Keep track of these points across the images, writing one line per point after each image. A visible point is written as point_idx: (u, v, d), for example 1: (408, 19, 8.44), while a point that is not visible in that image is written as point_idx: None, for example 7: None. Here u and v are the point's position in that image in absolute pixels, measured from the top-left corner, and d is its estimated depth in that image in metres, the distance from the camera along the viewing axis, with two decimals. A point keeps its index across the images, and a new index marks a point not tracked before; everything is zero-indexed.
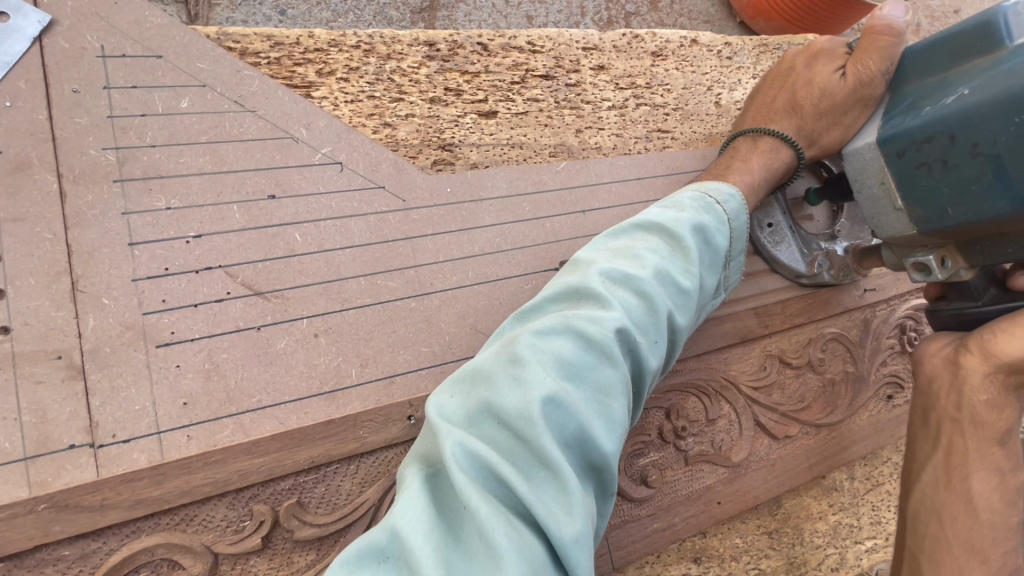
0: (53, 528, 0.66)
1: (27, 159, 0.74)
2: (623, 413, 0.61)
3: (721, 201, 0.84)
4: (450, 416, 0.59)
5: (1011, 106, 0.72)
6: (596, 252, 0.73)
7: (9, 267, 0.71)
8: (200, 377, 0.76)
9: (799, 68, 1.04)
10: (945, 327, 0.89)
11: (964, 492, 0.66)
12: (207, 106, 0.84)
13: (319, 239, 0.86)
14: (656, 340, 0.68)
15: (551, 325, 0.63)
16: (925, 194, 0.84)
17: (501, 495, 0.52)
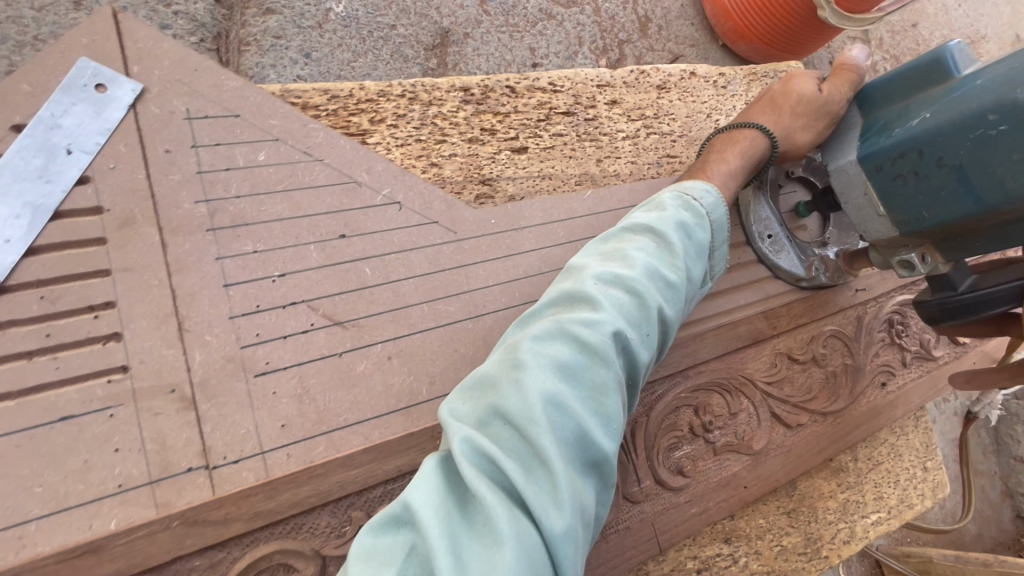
0: (185, 541, 0.75)
1: (132, 215, 0.83)
2: (616, 409, 0.70)
3: (699, 197, 0.94)
4: (465, 418, 0.69)
5: (965, 124, 0.87)
6: (587, 261, 0.83)
7: (123, 312, 0.80)
8: (294, 401, 0.85)
9: (776, 88, 1.16)
10: (931, 316, 1.00)
11: None
12: (281, 157, 0.94)
13: (386, 272, 0.96)
14: (641, 340, 0.77)
15: (547, 333, 0.72)
16: (904, 201, 0.99)
17: (503, 484, 0.62)
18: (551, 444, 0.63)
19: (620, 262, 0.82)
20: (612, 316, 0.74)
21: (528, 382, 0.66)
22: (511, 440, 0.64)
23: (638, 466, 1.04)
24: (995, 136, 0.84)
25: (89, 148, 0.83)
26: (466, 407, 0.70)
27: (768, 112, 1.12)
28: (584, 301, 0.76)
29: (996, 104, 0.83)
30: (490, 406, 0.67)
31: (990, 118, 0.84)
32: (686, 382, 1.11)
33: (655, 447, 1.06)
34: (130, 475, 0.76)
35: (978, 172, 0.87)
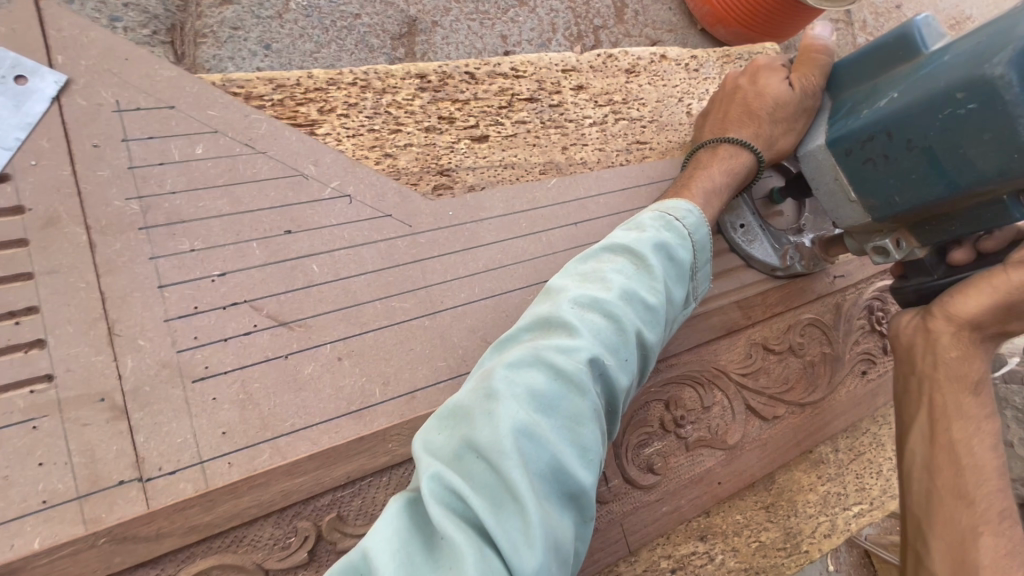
0: (114, 559, 0.71)
1: (56, 214, 0.78)
2: (594, 441, 0.66)
3: (681, 218, 0.90)
4: (434, 452, 0.64)
5: (934, 104, 0.83)
6: (565, 281, 0.79)
7: (47, 317, 0.76)
8: (236, 407, 0.81)
9: (744, 85, 1.11)
10: (908, 302, 1.00)
11: (947, 442, 0.75)
12: (220, 151, 0.89)
13: (335, 268, 0.91)
14: (621, 366, 0.73)
15: (522, 360, 0.68)
16: (874, 186, 0.95)
17: (473, 525, 0.57)
18: (524, 481, 0.58)
19: (600, 281, 0.77)
20: (589, 342, 0.70)
21: (501, 415, 0.61)
22: (482, 476, 0.59)
23: (606, 464, 1.00)
24: (964, 115, 0.80)
25: (8, 144, 0.78)
26: (438, 441, 0.66)
27: (745, 123, 1.08)
28: (561, 325, 0.72)
29: (965, 82, 0.79)
30: (461, 440, 0.63)
31: (959, 97, 0.80)
32: (655, 376, 1.07)
33: (624, 445, 1.02)
34: (55, 490, 0.72)
35: (948, 153, 0.83)
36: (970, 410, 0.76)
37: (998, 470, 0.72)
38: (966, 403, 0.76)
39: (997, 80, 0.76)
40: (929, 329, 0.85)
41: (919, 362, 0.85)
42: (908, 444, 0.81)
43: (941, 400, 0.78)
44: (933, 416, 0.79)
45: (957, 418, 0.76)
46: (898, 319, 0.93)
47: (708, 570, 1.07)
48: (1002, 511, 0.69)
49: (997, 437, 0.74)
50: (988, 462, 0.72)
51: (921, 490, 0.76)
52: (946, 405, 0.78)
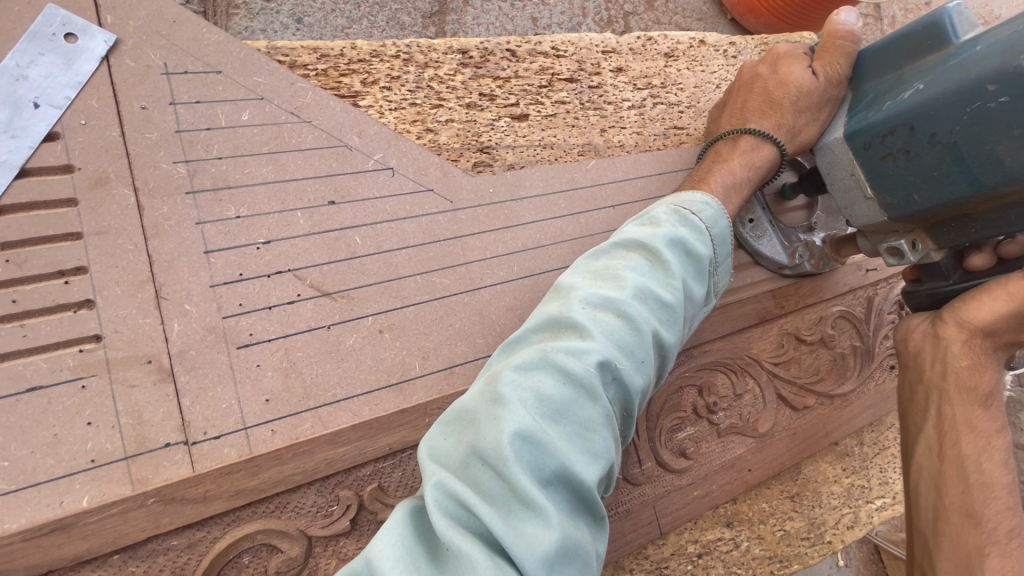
0: (163, 519, 0.70)
1: (104, 174, 0.78)
2: (606, 447, 0.62)
3: (696, 211, 0.84)
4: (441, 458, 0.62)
5: (962, 97, 0.78)
6: (576, 279, 0.75)
7: (96, 277, 0.75)
8: (280, 374, 0.81)
9: (764, 74, 1.05)
10: (920, 306, 0.96)
11: (956, 457, 0.75)
12: (266, 118, 0.88)
13: (377, 241, 0.91)
14: (636, 367, 0.69)
15: (530, 364, 0.64)
16: (894, 183, 0.90)
17: (481, 533, 0.54)
18: (532, 488, 0.55)
19: (612, 280, 0.73)
20: (601, 343, 0.66)
21: (507, 421, 0.58)
22: (488, 484, 0.56)
23: (640, 446, 1.00)
24: (994, 109, 0.75)
25: (57, 103, 0.77)
26: (445, 446, 0.63)
27: (768, 113, 1.00)
28: (572, 327, 0.68)
29: (996, 74, 0.74)
30: (467, 447, 0.60)
31: (989, 90, 0.75)
32: (689, 361, 1.07)
33: (657, 428, 1.02)
34: (103, 450, 0.72)
35: (974, 150, 0.78)
36: (981, 423, 0.76)
37: (1007, 486, 0.72)
38: (978, 417, 0.76)
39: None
40: (938, 336, 0.84)
41: (927, 369, 0.84)
42: (915, 457, 0.81)
43: (951, 412, 0.78)
44: (942, 429, 0.78)
45: (968, 431, 0.75)
46: (907, 321, 0.92)
47: (734, 556, 1.08)
48: (1010, 530, 0.69)
49: (1006, 453, 0.74)
50: (997, 480, 0.72)
51: (929, 506, 0.76)
52: (956, 419, 0.77)
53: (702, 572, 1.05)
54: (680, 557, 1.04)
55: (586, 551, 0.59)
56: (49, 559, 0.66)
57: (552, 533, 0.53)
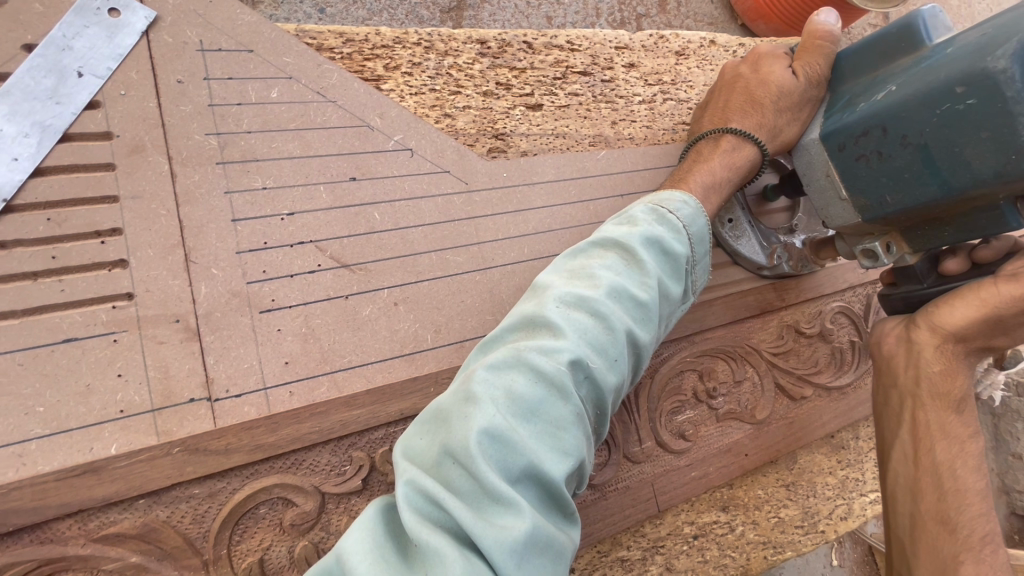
0: (186, 468, 0.74)
1: (141, 142, 0.82)
2: (576, 444, 0.65)
3: (674, 210, 0.86)
4: (418, 456, 0.65)
5: (932, 99, 0.78)
6: (553, 279, 0.77)
7: (130, 239, 0.79)
8: (299, 339, 0.85)
9: (745, 74, 1.05)
10: (895, 310, 0.97)
11: (930, 463, 0.78)
12: (294, 97, 0.92)
13: (395, 218, 0.95)
14: (608, 365, 0.71)
15: (502, 363, 0.67)
16: (866, 184, 0.90)
17: (453, 528, 0.57)
18: (501, 484, 0.58)
19: (587, 280, 0.76)
20: (573, 343, 0.69)
21: (477, 419, 0.61)
22: (460, 481, 0.59)
23: (640, 426, 1.03)
24: (963, 110, 0.76)
25: (99, 73, 0.81)
26: (422, 444, 0.66)
27: (748, 112, 1.01)
28: (545, 327, 0.71)
29: (964, 76, 0.75)
30: (441, 445, 0.63)
31: (958, 92, 0.76)
32: (691, 347, 1.10)
33: (658, 410, 1.05)
34: (132, 401, 0.75)
35: (943, 151, 0.79)
36: (955, 429, 0.79)
37: (979, 492, 0.75)
38: (950, 422, 0.79)
39: (999, 74, 0.72)
40: (912, 341, 0.86)
41: (901, 377, 0.86)
42: (892, 463, 0.84)
43: (924, 418, 0.81)
44: (917, 435, 0.81)
45: (942, 437, 0.79)
46: (881, 325, 0.95)
47: (728, 540, 1.11)
48: (983, 536, 0.72)
49: (979, 456, 0.78)
50: (970, 486, 0.75)
51: (905, 512, 0.79)
52: (930, 424, 0.80)
53: (697, 553, 1.08)
54: (676, 537, 1.07)
55: (559, 543, 0.62)
56: (80, 499, 0.69)
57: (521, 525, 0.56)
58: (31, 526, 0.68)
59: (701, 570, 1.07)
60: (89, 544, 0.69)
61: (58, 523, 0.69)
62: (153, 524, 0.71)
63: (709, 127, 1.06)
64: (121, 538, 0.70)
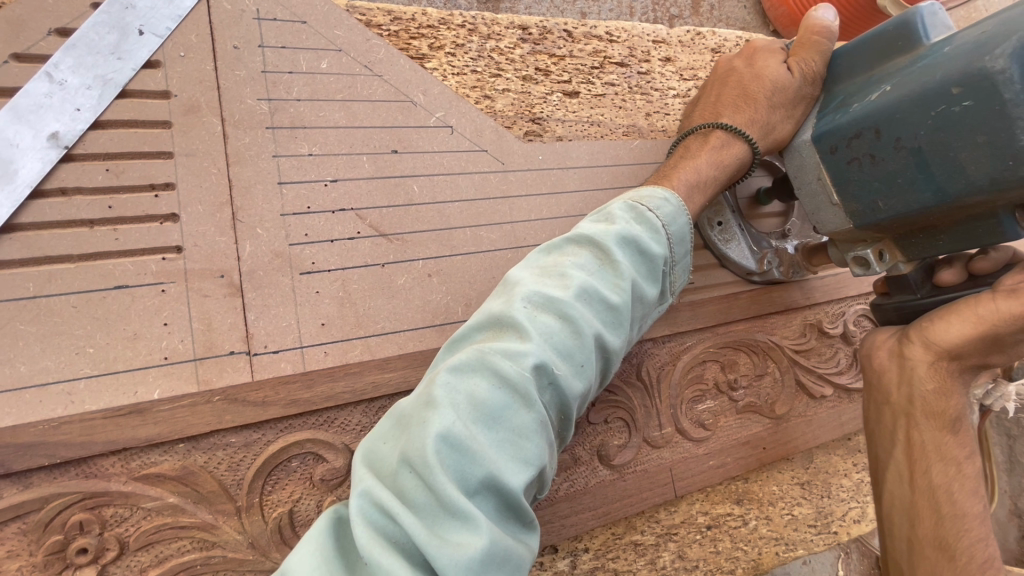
0: (225, 416, 0.76)
1: (196, 103, 0.85)
2: (538, 454, 0.62)
3: (654, 207, 0.82)
4: (377, 462, 0.61)
5: (928, 99, 0.74)
6: (523, 277, 0.74)
7: (182, 194, 0.82)
8: (335, 302, 0.87)
9: (739, 67, 1.00)
10: (887, 320, 0.91)
11: (926, 487, 0.75)
12: (342, 68, 0.95)
13: (433, 192, 0.97)
14: (574, 371, 0.68)
15: (464, 365, 0.63)
16: (858, 188, 0.86)
17: (408, 543, 0.54)
18: (458, 497, 0.55)
19: (558, 280, 0.72)
20: (539, 348, 0.65)
21: (434, 426, 0.57)
22: (415, 494, 0.56)
23: (660, 411, 1.04)
24: (959, 113, 0.71)
25: (159, 32, 0.84)
26: (381, 449, 0.62)
27: (740, 108, 0.95)
28: (512, 328, 0.68)
29: (961, 76, 0.70)
30: (398, 453, 0.59)
31: (954, 93, 0.71)
32: (715, 337, 1.11)
33: (679, 397, 1.06)
34: (176, 349, 0.78)
35: (938, 156, 0.74)
36: (951, 450, 0.76)
37: (979, 515, 0.73)
38: (946, 443, 0.76)
39: (998, 74, 0.67)
40: (904, 355, 0.81)
41: (893, 393, 0.83)
42: (886, 485, 0.81)
43: (919, 439, 0.78)
44: (912, 456, 0.78)
45: (938, 460, 0.76)
46: (872, 337, 0.90)
47: (742, 533, 1.11)
48: (983, 561, 0.70)
49: (976, 477, 0.75)
50: (970, 511, 0.73)
51: (903, 535, 0.77)
52: (924, 444, 0.77)
53: (710, 543, 1.08)
54: (689, 526, 1.08)
55: (518, 556, 0.59)
56: (124, 437, 0.71)
57: (477, 541, 0.53)
58: (79, 460, 0.70)
59: (714, 561, 1.06)
60: (130, 482, 0.71)
61: (103, 459, 0.71)
62: (191, 467, 0.74)
63: (699, 121, 1.00)
64: (162, 478, 0.73)
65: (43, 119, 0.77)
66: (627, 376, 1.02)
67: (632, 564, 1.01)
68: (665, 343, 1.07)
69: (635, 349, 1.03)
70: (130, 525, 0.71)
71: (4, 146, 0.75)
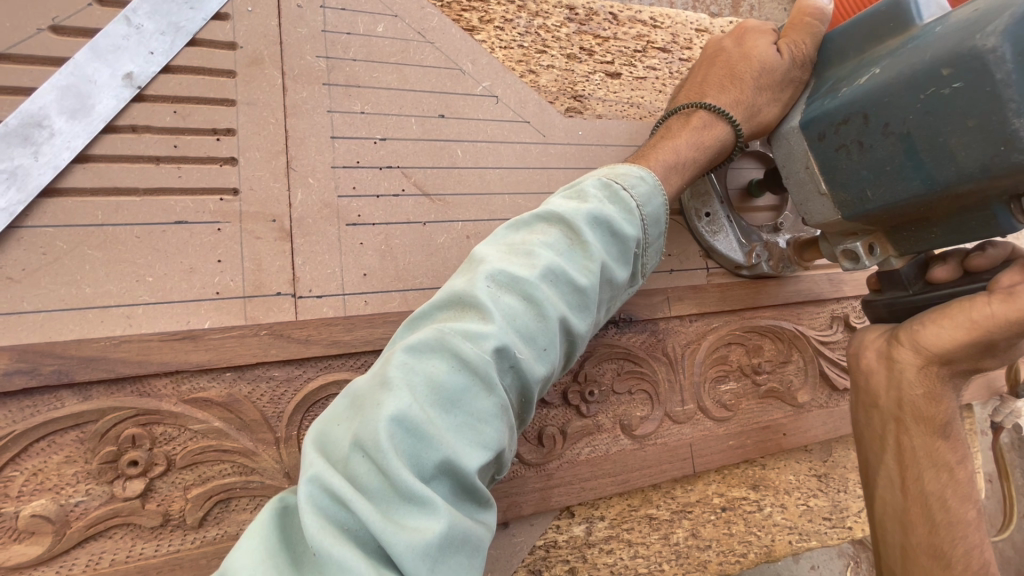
0: (270, 350, 0.79)
1: (259, 56, 0.89)
2: (499, 439, 0.56)
3: (629, 186, 0.73)
4: (325, 446, 0.54)
5: (918, 82, 0.68)
6: (490, 251, 0.65)
7: (241, 140, 0.86)
8: (378, 255, 0.90)
9: (727, 48, 0.93)
10: (878, 318, 0.87)
11: (919, 495, 0.73)
12: (397, 33, 0.98)
13: (476, 157, 1.00)
14: (537, 356, 0.61)
15: (422, 342, 0.56)
16: (845, 178, 0.79)
17: (360, 534, 0.47)
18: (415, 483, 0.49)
19: (529, 256, 0.64)
20: (505, 327, 0.58)
21: (387, 407, 0.51)
22: (367, 480, 0.49)
23: (684, 387, 1.06)
24: (948, 95, 0.65)
25: None
26: (331, 432, 0.55)
27: (727, 88, 0.88)
28: (473, 308, 0.60)
29: (950, 56, 0.64)
30: (349, 436, 0.52)
31: (945, 74, 0.65)
32: (742, 321, 1.12)
33: (702, 375, 1.07)
34: (227, 285, 0.82)
35: (927, 142, 0.68)
36: (943, 456, 0.73)
37: (973, 523, 0.72)
38: (939, 449, 0.73)
39: (988, 54, 0.61)
40: (893, 358, 0.77)
41: (881, 395, 0.78)
42: (877, 489, 0.79)
43: (909, 445, 0.75)
44: (903, 462, 0.75)
45: (929, 467, 0.73)
46: (861, 335, 0.85)
47: (756, 518, 1.11)
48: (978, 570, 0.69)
49: (966, 484, 0.73)
50: (964, 517, 0.71)
51: (895, 544, 0.75)
52: (916, 451, 0.74)
53: (724, 525, 1.08)
54: (705, 506, 1.08)
55: (478, 541, 0.54)
56: (176, 361, 0.75)
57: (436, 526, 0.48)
58: (132, 379, 0.73)
59: (725, 542, 1.07)
60: (180, 403, 0.75)
61: (156, 379, 0.75)
62: (237, 396, 0.78)
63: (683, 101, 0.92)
64: (208, 403, 0.76)
65: (119, 59, 0.81)
66: (651, 349, 1.04)
67: (645, 538, 1.02)
68: (692, 321, 1.09)
69: (662, 325, 1.06)
70: (177, 444, 0.75)
71: (83, 82, 0.79)
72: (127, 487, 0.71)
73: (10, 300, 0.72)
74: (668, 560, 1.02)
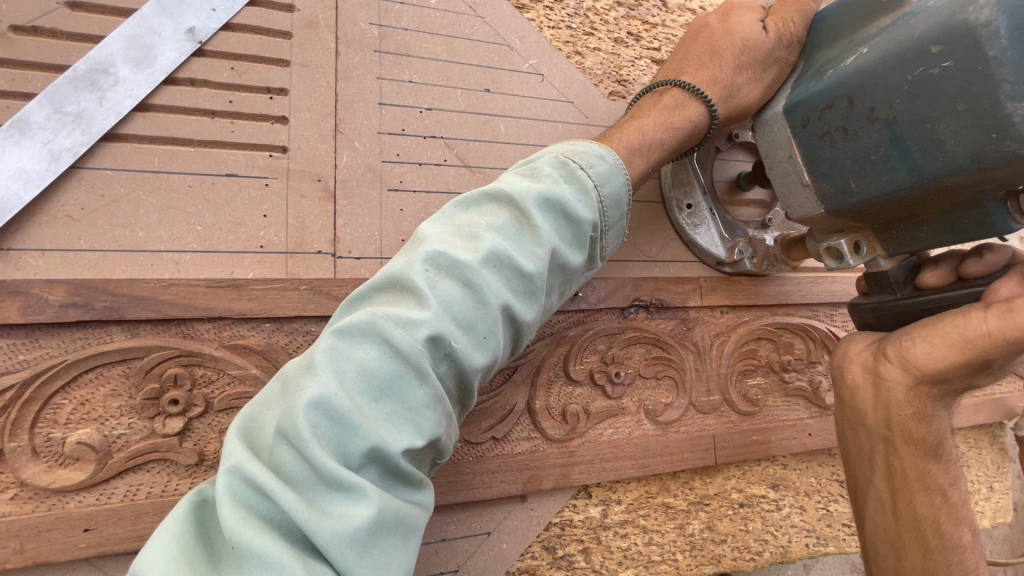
0: (310, 305, 0.81)
1: (315, 21, 0.91)
2: (435, 427, 0.55)
3: (587, 165, 0.69)
4: (251, 432, 0.52)
5: (905, 62, 0.65)
6: (433, 232, 0.62)
7: (292, 100, 0.88)
8: (417, 222, 0.91)
9: (712, 24, 0.89)
10: (865, 324, 0.84)
11: (910, 518, 0.69)
12: (448, 6, 0.99)
13: (518, 133, 1.01)
14: (476, 345, 0.58)
15: (352, 327, 0.54)
16: (831, 167, 0.77)
17: (285, 525, 0.46)
18: (341, 472, 0.47)
19: (474, 241, 0.61)
20: (441, 315, 0.56)
21: (308, 394, 0.49)
22: (291, 470, 0.47)
23: (710, 378, 1.05)
24: (938, 76, 0.62)
25: None
26: (258, 416, 0.54)
27: (704, 64, 0.84)
28: (410, 292, 0.57)
29: (941, 32, 0.61)
30: (274, 422, 0.51)
31: (934, 53, 0.62)
32: (773, 317, 1.11)
33: (729, 369, 1.06)
34: (272, 240, 0.84)
35: (915, 128, 0.65)
36: (936, 479, 0.70)
37: (970, 547, 0.68)
38: (931, 471, 0.70)
39: (981, 28, 0.58)
40: (880, 376, 0.73)
41: (868, 414, 0.75)
42: (866, 510, 0.75)
43: (900, 465, 0.71)
44: (894, 485, 0.72)
45: (921, 490, 0.69)
46: (845, 347, 0.81)
47: (774, 518, 1.10)
48: None
49: (963, 503, 0.70)
50: (959, 541, 0.68)
51: (888, 568, 0.71)
52: (907, 473, 0.70)
53: (740, 520, 1.07)
54: (722, 499, 1.06)
55: (413, 523, 0.54)
56: (220, 307, 0.77)
57: (366, 515, 0.47)
58: (177, 321, 0.76)
59: (740, 539, 1.05)
60: (220, 348, 0.77)
61: (199, 324, 0.77)
62: (274, 345, 0.80)
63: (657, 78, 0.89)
64: (247, 350, 0.79)
65: (183, 14, 0.84)
66: (682, 338, 1.03)
67: (660, 525, 1.01)
68: (723, 313, 1.08)
69: (694, 313, 1.05)
70: (216, 387, 0.78)
71: (149, 34, 0.82)
72: (166, 424, 0.74)
73: (69, 238, 0.75)
74: (681, 551, 1.01)
